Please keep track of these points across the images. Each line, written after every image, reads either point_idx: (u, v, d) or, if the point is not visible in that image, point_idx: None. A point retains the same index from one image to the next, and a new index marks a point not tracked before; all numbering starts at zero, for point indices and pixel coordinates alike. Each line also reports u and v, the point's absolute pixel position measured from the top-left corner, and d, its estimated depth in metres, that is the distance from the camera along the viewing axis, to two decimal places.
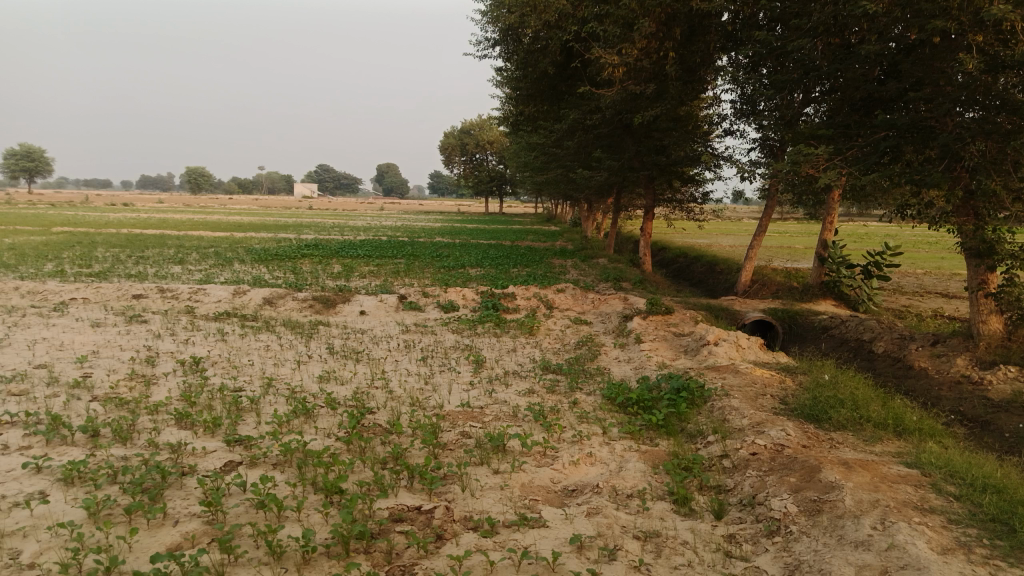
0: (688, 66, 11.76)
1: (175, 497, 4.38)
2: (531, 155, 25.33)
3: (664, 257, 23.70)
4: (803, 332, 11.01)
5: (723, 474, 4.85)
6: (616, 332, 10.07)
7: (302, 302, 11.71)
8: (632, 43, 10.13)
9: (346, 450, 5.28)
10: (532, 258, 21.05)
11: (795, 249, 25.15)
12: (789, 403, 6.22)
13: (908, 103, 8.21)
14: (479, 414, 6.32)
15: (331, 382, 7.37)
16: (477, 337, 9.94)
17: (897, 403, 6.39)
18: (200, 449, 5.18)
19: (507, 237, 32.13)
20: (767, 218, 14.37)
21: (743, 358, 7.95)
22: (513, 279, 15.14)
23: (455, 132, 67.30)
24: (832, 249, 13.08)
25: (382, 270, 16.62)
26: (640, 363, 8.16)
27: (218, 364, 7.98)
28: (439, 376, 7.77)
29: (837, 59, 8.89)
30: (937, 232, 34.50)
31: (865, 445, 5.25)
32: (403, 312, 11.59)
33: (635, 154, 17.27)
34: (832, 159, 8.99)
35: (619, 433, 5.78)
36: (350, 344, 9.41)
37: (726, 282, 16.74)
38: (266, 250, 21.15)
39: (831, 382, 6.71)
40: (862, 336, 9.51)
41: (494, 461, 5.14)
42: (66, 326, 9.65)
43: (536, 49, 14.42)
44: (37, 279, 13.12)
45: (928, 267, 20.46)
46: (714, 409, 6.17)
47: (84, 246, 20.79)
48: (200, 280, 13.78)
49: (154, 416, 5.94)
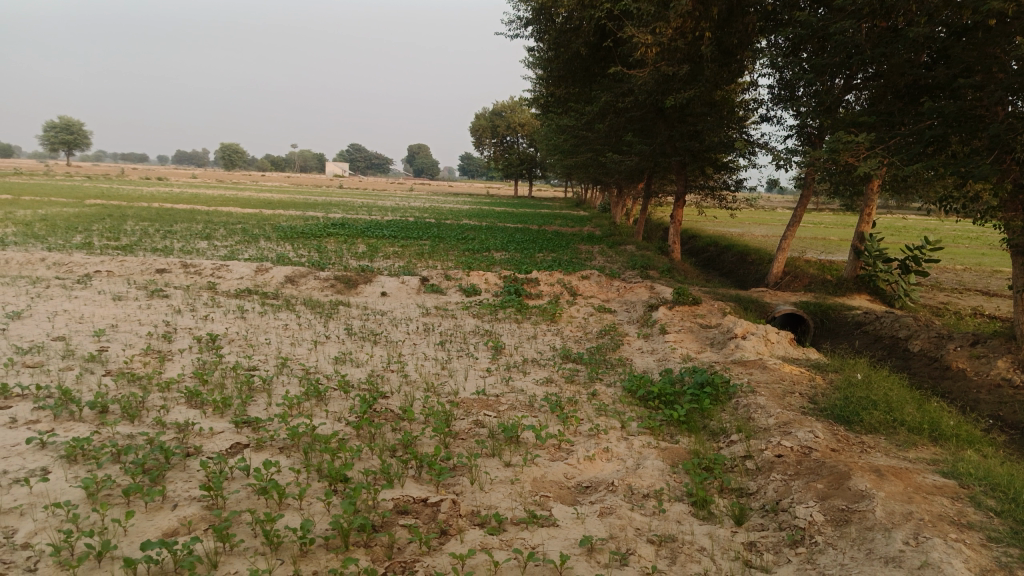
0: (725, 48, 11.35)
1: (177, 479, 4.27)
2: (562, 138, 24.99)
3: (694, 245, 23.26)
4: (835, 328, 10.64)
5: (746, 476, 4.62)
6: (641, 321, 9.82)
7: (323, 281, 11.61)
8: (667, 22, 9.77)
9: (355, 436, 5.15)
10: (558, 243, 20.79)
11: (829, 241, 24.55)
12: (819, 402, 5.94)
13: (956, 90, 7.80)
14: (494, 403, 6.14)
15: (347, 364, 7.25)
16: (497, 322, 9.76)
17: (933, 407, 6.07)
18: (207, 430, 5.07)
19: (535, 222, 31.83)
20: (802, 208, 13.89)
21: (771, 354, 7.66)
22: (538, 264, 14.92)
23: (487, 114, 66.84)
24: (869, 242, 12.63)
25: (406, 251, 16.50)
26: (664, 355, 7.92)
27: (235, 341, 7.90)
28: (457, 361, 7.60)
29: (883, 43, 8.45)
30: (980, 227, 33.44)
31: (899, 450, 4.97)
32: (424, 294, 11.45)
33: (667, 139, 16.89)
34: (872, 149, 8.60)
35: (638, 429, 5.57)
36: (369, 325, 9.29)
37: (757, 273, 16.33)
38: (293, 227, 21.19)
39: (864, 382, 6.41)
40: (898, 333, 9.13)
41: (506, 453, 4.95)
42: (88, 299, 9.65)
43: (569, 29, 14.11)
44: (64, 251, 13.20)
45: (968, 263, 19.80)
46: (738, 406, 5.92)
47: (115, 219, 21.01)
48: (224, 256, 13.78)
49: (165, 394, 5.87)
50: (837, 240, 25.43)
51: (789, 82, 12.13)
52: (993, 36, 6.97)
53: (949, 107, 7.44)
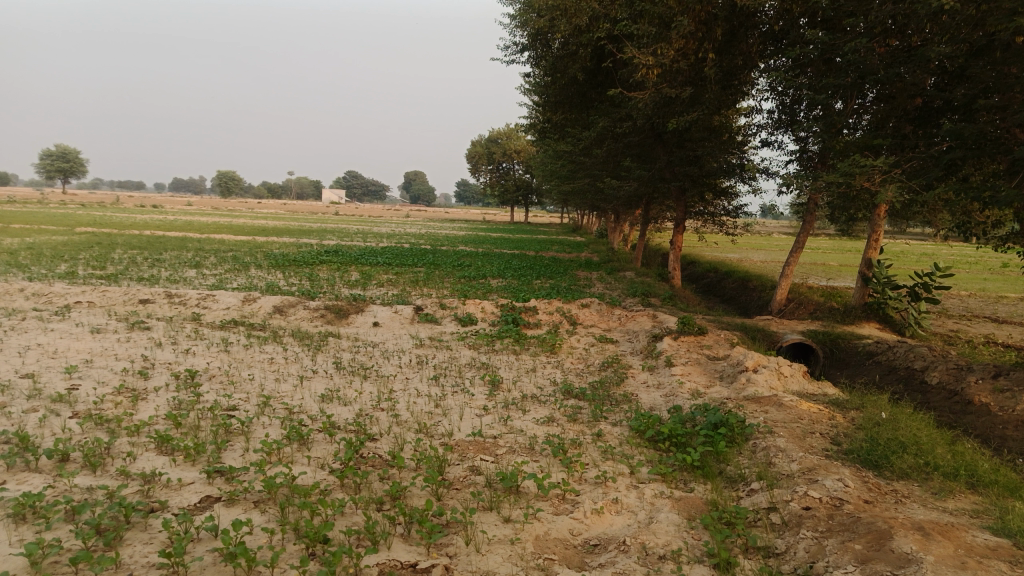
0: (728, 70, 11.03)
1: (135, 542, 3.79)
2: (559, 164, 24.76)
3: (694, 272, 22.89)
4: (846, 358, 10.23)
5: (772, 533, 4.16)
6: (645, 353, 9.39)
7: (313, 311, 11.17)
8: (669, 43, 9.47)
9: (339, 486, 4.68)
10: (556, 270, 20.40)
11: (829, 266, 24.17)
12: (843, 445, 5.50)
13: (975, 112, 7.45)
14: (491, 445, 5.70)
15: (334, 402, 6.78)
16: (494, 354, 9.31)
17: (965, 448, 5.62)
18: (175, 482, 4.61)
19: (531, 248, 31.45)
20: (806, 233, 13.50)
21: (785, 389, 7.22)
22: (536, 291, 14.51)
23: (482, 141, 66.87)
24: (877, 268, 12.24)
25: (401, 278, 16.08)
26: (671, 390, 7.48)
27: (216, 378, 7.43)
28: (451, 398, 7.15)
29: (897, 63, 8.10)
30: (980, 251, 33.13)
31: (936, 500, 4.52)
32: (418, 324, 11.01)
33: (667, 164, 16.58)
34: (887, 172, 8.28)
35: (649, 475, 5.12)
36: (359, 358, 8.84)
37: (760, 300, 15.93)
38: (285, 255, 20.77)
39: (889, 422, 5.96)
40: (913, 364, 8.70)
41: (505, 505, 4.49)
42: (65, 332, 9.20)
43: (566, 55, 13.89)
44: (45, 280, 12.76)
45: (974, 289, 19.43)
46: (756, 449, 5.46)
47: (103, 248, 20.58)
48: (212, 286, 13.33)
49: (134, 439, 5.40)
50: (838, 265, 25.10)
51: (790, 105, 11.88)
52: (1012, 55, 6.61)
53: (967, 129, 7.06)
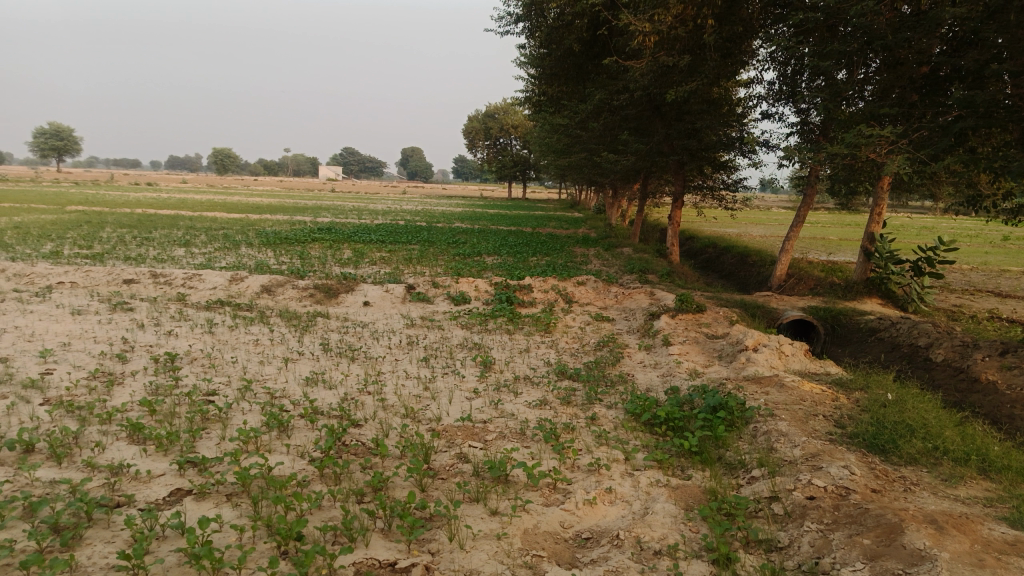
0: (728, 37, 10.62)
1: (96, 541, 3.55)
2: (555, 138, 24.38)
3: (693, 247, 22.59)
4: (847, 335, 9.99)
5: (775, 525, 3.92)
6: (642, 331, 9.13)
7: (302, 290, 10.90)
8: (667, 9, 9.08)
9: (318, 477, 4.44)
10: (553, 246, 20.10)
11: (829, 241, 23.88)
12: (847, 428, 5.26)
13: (987, 78, 7.11)
14: (481, 431, 5.46)
15: (318, 386, 6.52)
16: (487, 334, 9.06)
17: (975, 431, 5.38)
18: (144, 474, 4.36)
19: (529, 224, 31.10)
20: (807, 207, 13.16)
21: (787, 368, 6.98)
22: (531, 268, 14.23)
23: (479, 116, 66.16)
24: (879, 243, 11.95)
25: (394, 256, 15.79)
26: (669, 370, 7.24)
27: (197, 361, 7.17)
28: (440, 381, 6.90)
29: (906, 27, 7.70)
30: (980, 225, 32.84)
31: (947, 488, 4.29)
32: (410, 304, 10.73)
33: (665, 138, 16.21)
34: (894, 143, 7.94)
35: (644, 462, 4.88)
36: (347, 339, 8.58)
37: (760, 276, 15.66)
38: (278, 233, 20.42)
39: (895, 403, 5.72)
40: (917, 341, 8.45)
41: (493, 496, 4.25)
42: (44, 313, 8.91)
43: (561, 25, 13.49)
44: (28, 260, 12.44)
45: (976, 263, 19.13)
46: (757, 433, 5.22)
47: (92, 226, 20.22)
48: (200, 264, 13.03)
49: (106, 427, 5.15)
50: (838, 239, 24.79)
51: (792, 75, 11.49)
52: None
53: (978, 95, 6.72)
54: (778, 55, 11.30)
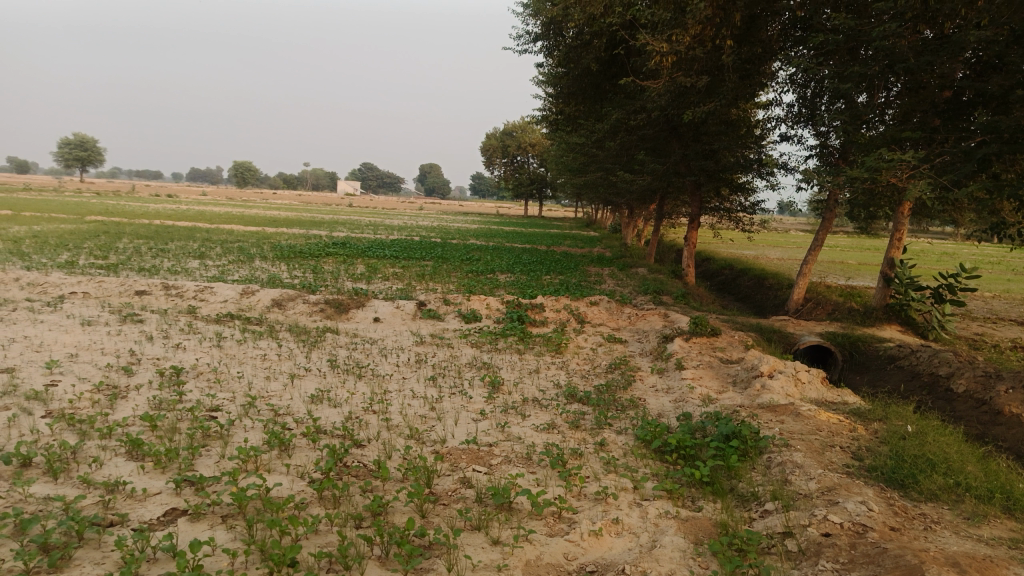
0: (746, 58, 10.52)
1: (85, 562, 3.45)
2: (572, 157, 24.35)
3: (709, 269, 22.39)
4: (866, 362, 9.76)
5: (788, 563, 3.75)
6: (655, 354, 8.97)
7: (313, 305, 10.84)
8: (685, 29, 9.00)
9: (316, 499, 4.33)
10: (567, 265, 19.98)
11: (847, 265, 23.60)
12: (865, 461, 5.07)
13: (1013, 103, 6.95)
14: (486, 454, 5.32)
15: (323, 404, 6.42)
16: (497, 354, 8.93)
17: (999, 467, 5.17)
18: (140, 492, 4.27)
19: (544, 242, 31.05)
20: (825, 231, 12.96)
21: (803, 396, 6.79)
22: (544, 287, 14.12)
23: (497, 134, 66.44)
24: (899, 269, 11.73)
25: (407, 272, 15.75)
26: (681, 395, 7.07)
27: (203, 375, 7.09)
28: (447, 401, 6.77)
29: (929, 51, 7.56)
30: (1003, 252, 32.37)
31: (970, 527, 4.09)
32: (420, 321, 10.64)
33: (682, 158, 16.10)
34: (916, 168, 7.78)
35: (654, 491, 4.72)
36: (355, 356, 8.49)
37: (776, 299, 15.45)
38: (292, 247, 20.46)
39: (915, 436, 5.53)
40: (938, 370, 8.22)
41: (495, 525, 4.11)
42: (54, 323, 8.90)
43: (579, 45, 13.47)
44: (43, 270, 12.50)
45: (998, 290, 18.78)
46: (771, 464, 5.04)
47: (109, 236, 20.38)
48: (213, 277, 13.03)
49: (105, 442, 5.07)
50: (856, 263, 24.49)
51: (811, 98, 11.37)
52: None
53: (1002, 121, 6.55)
54: (797, 77, 11.20)
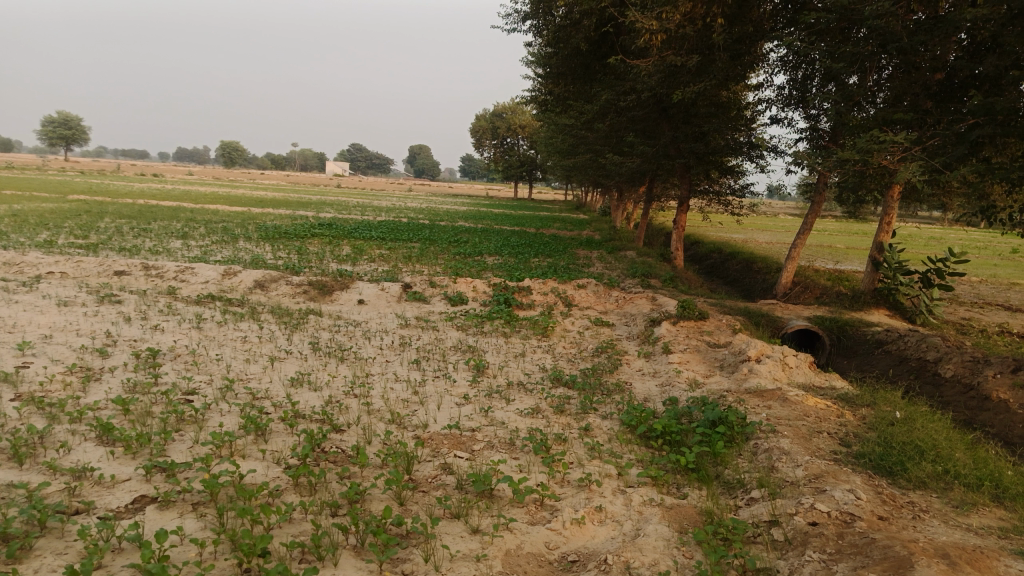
0: (737, 37, 10.34)
1: (45, 553, 3.31)
2: (562, 139, 24.15)
3: (698, 252, 22.32)
4: (854, 347, 9.71)
5: (773, 553, 3.66)
6: (642, 337, 8.88)
7: (296, 287, 10.66)
8: (675, 6, 8.81)
9: (291, 487, 4.20)
10: (555, 247, 19.84)
11: (835, 249, 23.59)
12: (853, 448, 5.00)
13: (1008, 84, 6.81)
14: (468, 440, 5.21)
15: (302, 388, 6.28)
16: (482, 337, 8.81)
17: (987, 454, 5.11)
18: (108, 479, 4.13)
19: (533, 225, 30.88)
20: (814, 215, 12.86)
21: (790, 381, 6.71)
22: (532, 270, 13.99)
23: (486, 115, 65.96)
24: (888, 253, 11.67)
25: (394, 254, 15.58)
26: (668, 380, 6.99)
27: (180, 358, 6.93)
28: (431, 385, 6.65)
29: (923, 31, 7.43)
30: (990, 236, 32.54)
31: (959, 517, 4.02)
32: (405, 303, 10.49)
33: (671, 140, 15.95)
34: (908, 150, 7.66)
35: (638, 478, 4.63)
36: (338, 338, 8.34)
37: (765, 283, 15.39)
38: (278, 227, 20.18)
39: (903, 422, 5.46)
40: (925, 355, 8.17)
41: (475, 514, 4.00)
42: (30, 304, 8.69)
43: (568, 24, 13.25)
44: (20, 249, 12.23)
45: (986, 275, 18.81)
46: (758, 450, 4.96)
47: (91, 216, 20.06)
48: (195, 258, 12.81)
49: (75, 426, 4.92)
50: (845, 247, 24.49)
51: (802, 80, 11.24)
52: None
53: (997, 102, 6.43)
54: (788, 59, 11.05)
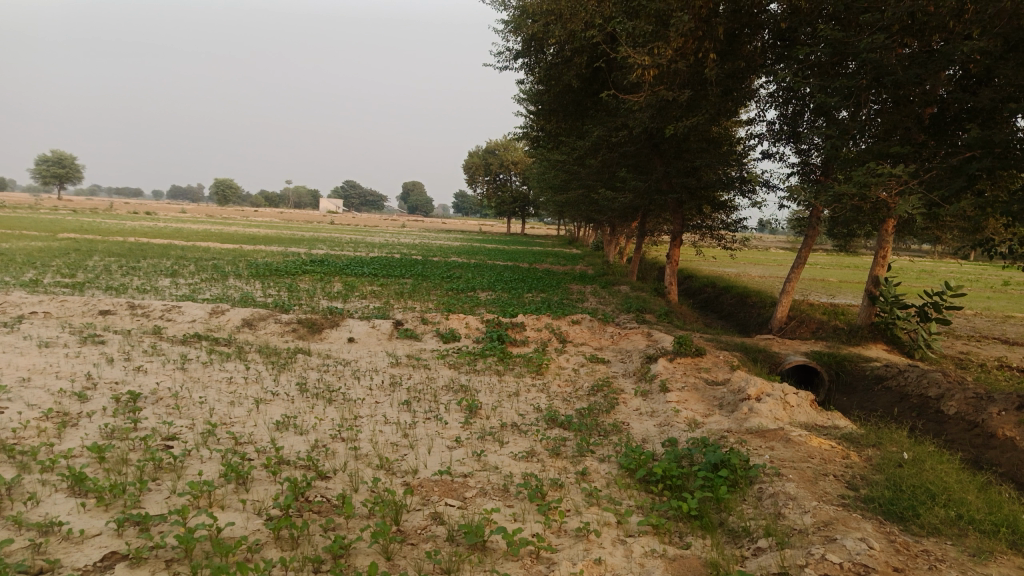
0: (729, 72, 10.36)
1: None
2: (554, 174, 24.22)
3: (692, 287, 22.23)
4: (853, 382, 9.54)
5: None
6: (638, 375, 8.69)
7: (285, 325, 10.46)
8: (667, 41, 8.80)
9: (272, 541, 3.97)
10: (549, 283, 19.72)
11: (829, 283, 23.55)
12: (861, 491, 4.80)
13: (1005, 116, 6.75)
14: (460, 487, 4.99)
15: (288, 432, 6.05)
16: (475, 375, 8.60)
17: (999, 497, 4.91)
18: (77, 533, 3.88)
19: (526, 259, 30.85)
20: (808, 249, 12.77)
21: (792, 420, 6.52)
22: (525, 306, 13.83)
23: (479, 152, 66.45)
24: (884, 287, 11.57)
25: (386, 290, 15.41)
26: (666, 419, 6.78)
27: (162, 401, 6.69)
28: (421, 428, 6.42)
29: (917, 64, 7.41)
30: (982, 269, 32.64)
31: (978, 566, 3.81)
32: (396, 341, 10.29)
33: (664, 175, 15.94)
34: (905, 183, 7.58)
35: (639, 527, 4.41)
36: (326, 378, 8.11)
37: (760, 317, 15.26)
38: (268, 264, 20.02)
39: (911, 464, 5.26)
40: (927, 391, 7.99)
41: (467, 568, 3.77)
42: (9, 345, 8.46)
43: (560, 61, 13.31)
44: (4, 289, 12.01)
45: (981, 308, 18.73)
46: (762, 495, 4.75)
47: (80, 254, 19.88)
48: (183, 296, 12.61)
49: (46, 476, 4.67)
50: (838, 281, 24.46)
51: (794, 115, 11.24)
52: None
53: (995, 135, 6.36)
54: (779, 94, 11.06)
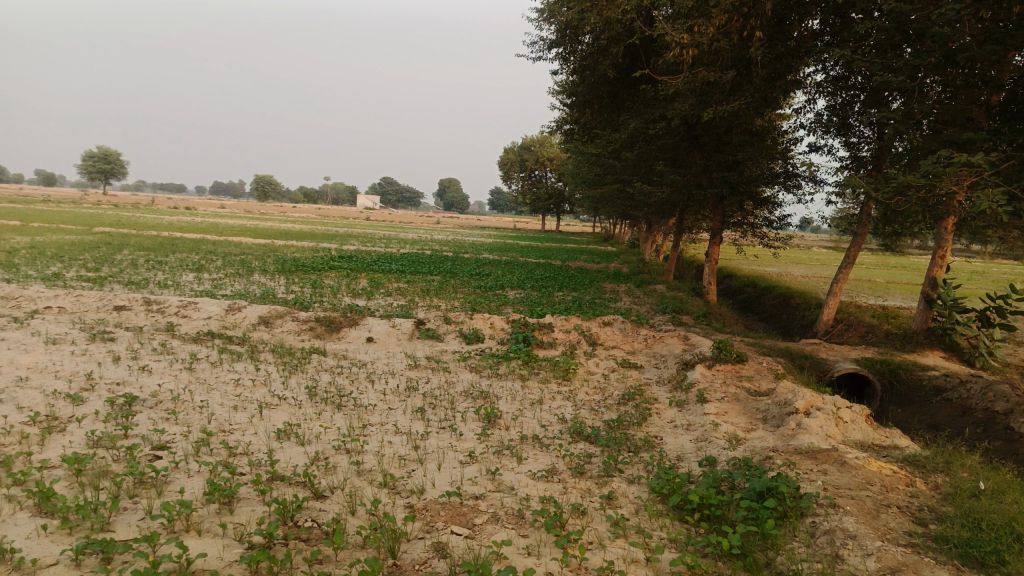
0: (777, 55, 9.65)
1: None
2: (590, 170, 23.60)
3: (731, 287, 21.39)
4: (909, 393, 8.77)
5: None
6: (673, 383, 8.05)
7: (302, 323, 10.03)
8: (709, 19, 8.19)
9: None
10: (581, 281, 19.10)
11: (876, 284, 22.46)
12: (933, 529, 4.12)
13: None
14: (469, 511, 4.44)
15: (288, 442, 5.57)
16: (497, 380, 8.05)
17: None
18: (29, 563, 3.42)
19: (560, 257, 30.24)
20: (857, 248, 11.90)
21: (845, 439, 5.83)
22: (555, 305, 13.25)
23: (515, 148, 65.88)
24: (943, 289, 10.70)
25: (412, 287, 14.95)
26: (704, 435, 6.16)
27: (161, 406, 6.28)
28: (434, 439, 5.90)
29: (994, 39, 6.68)
30: None
31: None
32: (417, 341, 9.81)
33: (703, 169, 15.22)
34: (979, 174, 6.86)
35: (672, 567, 3.81)
36: (339, 381, 7.64)
37: (804, 320, 14.45)
38: (297, 260, 19.71)
39: (990, 497, 4.55)
40: (993, 405, 7.20)
41: None
42: (15, 341, 8.15)
43: (596, 50, 12.72)
44: (24, 282, 11.81)
45: None
46: (816, 532, 4.11)
47: (110, 248, 19.82)
48: (203, 291, 12.30)
49: (13, 492, 4.24)
50: (886, 282, 23.34)
51: (844, 104, 10.49)
52: None
53: None
54: (830, 81, 10.32)
